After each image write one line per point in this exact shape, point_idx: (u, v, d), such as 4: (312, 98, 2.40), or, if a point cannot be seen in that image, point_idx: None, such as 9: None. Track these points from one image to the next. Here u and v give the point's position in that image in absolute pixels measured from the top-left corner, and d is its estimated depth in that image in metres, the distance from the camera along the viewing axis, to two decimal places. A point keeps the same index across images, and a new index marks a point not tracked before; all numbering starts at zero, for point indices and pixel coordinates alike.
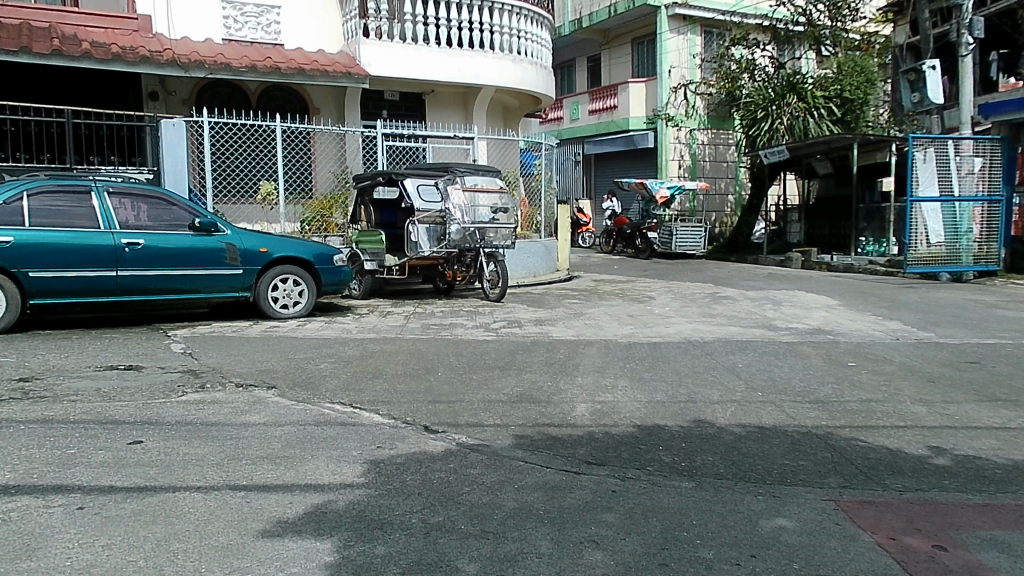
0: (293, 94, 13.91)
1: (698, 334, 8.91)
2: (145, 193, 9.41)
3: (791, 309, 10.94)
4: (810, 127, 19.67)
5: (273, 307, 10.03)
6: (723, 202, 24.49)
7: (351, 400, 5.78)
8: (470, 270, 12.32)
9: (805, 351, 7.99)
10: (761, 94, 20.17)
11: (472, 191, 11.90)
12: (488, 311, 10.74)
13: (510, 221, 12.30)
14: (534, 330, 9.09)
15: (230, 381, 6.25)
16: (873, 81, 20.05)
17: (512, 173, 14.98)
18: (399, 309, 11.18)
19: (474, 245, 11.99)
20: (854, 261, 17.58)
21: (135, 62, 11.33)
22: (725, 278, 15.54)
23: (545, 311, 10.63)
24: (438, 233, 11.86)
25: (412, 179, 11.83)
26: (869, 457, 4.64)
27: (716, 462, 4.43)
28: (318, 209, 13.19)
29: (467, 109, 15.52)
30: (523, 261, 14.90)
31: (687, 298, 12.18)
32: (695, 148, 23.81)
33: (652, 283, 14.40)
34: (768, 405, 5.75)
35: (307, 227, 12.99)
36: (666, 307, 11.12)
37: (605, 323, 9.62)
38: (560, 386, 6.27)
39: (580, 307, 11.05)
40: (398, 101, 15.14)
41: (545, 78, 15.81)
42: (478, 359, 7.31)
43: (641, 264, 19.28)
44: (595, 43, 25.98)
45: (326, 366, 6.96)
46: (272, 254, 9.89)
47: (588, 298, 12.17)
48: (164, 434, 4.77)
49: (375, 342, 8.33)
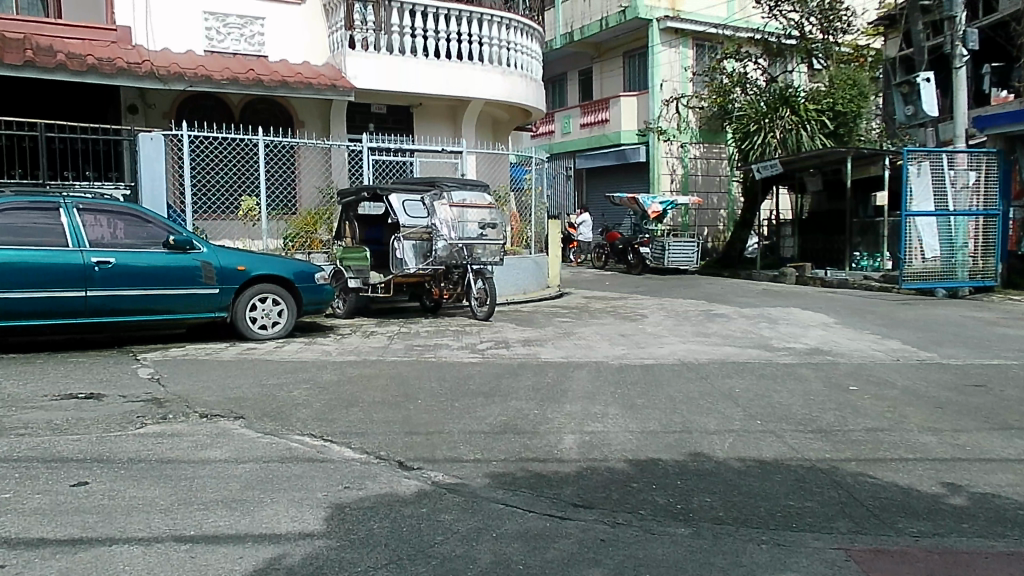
0: (277, 107, 13.58)
1: (693, 355, 8.56)
2: (118, 209, 9.01)
3: (788, 327, 10.62)
4: (802, 141, 19.53)
5: (251, 328, 9.61)
6: (715, 216, 24.27)
7: (322, 431, 5.38)
8: (457, 287, 11.89)
9: (804, 373, 7.65)
10: (753, 108, 20.03)
11: (461, 206, 11.60)
12: (475, 331, 10.37)
13: (499, 237, 11.95)
14: (522, 352, 8.73)
15: (194, 411, 5.85)
16: (865, 95, 19.94)
17: (501, 188, 14.71)
18: (384, 328, 10.79)
19: (461, 262, 11.61)
20: (849, 276, 17.32)
21: (112, 74, 10.99)
22: (719, 295, 15.24)
23: (533, 330, 10.27)
24: (424, 250, 11.51)
25: (397, 195, 11.56)
26: (879, 497, 4.29)
27: (714, 504, 4.07)
28: (301, 225, 12.78)
29: (456, 122, 15.24)
30: (512, 278, 14.56)
31: (681, 316, 11.85)
32: (687, 162, 23.63)
33: (645, 300, 14.08)
34: (769, 436, 5.39)
35: (290, 243, 12.62)
36: (659, 326, 10.77)
37: (596, 343, 9.25)
38: (547, 414, 5.89)
39: (570, 326, 10.69)
40: (385, 114, 14.84)
41: (535, 90, 15.57)
42: (461, 384, 6.93)
43: (634, 280, 18.98)
44: (587, 56, 25.89)
45: (300, 392, 6.57)
46: (250, 272, 9.49)
47: (579, 317, 11.81)
48: (111, 475, 4.37)
49: (355, 365, 7.94)
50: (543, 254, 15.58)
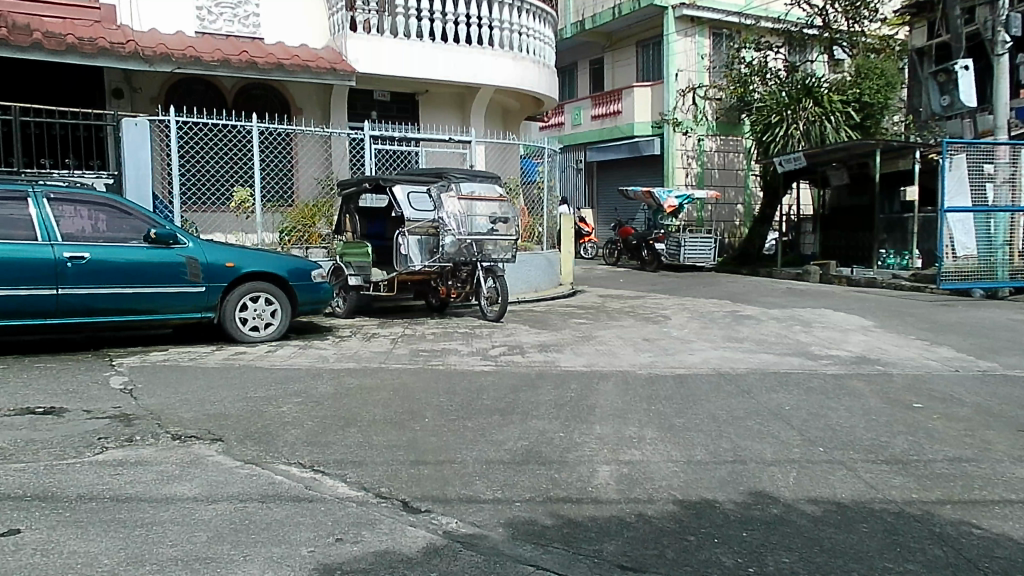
0: (274, 93, 12.77)
1: (728, 364, 7.72)
2: (95, 200, 8.24)
3: (825, 332, 9.75)
4: (827, 133, 18.56)
5: (241, 329, 8.81)
6: (732, 212, 23.35)
7: (313, 460, 4.58)
8: (466, 285, 11.09)
9: (858, 386, 6.81)
10: (774, 98, 19.10)
11: (470, 199, 10.83)
12: (486, 334, 9.55)
13: (511, 232, 11.12)
14: (539, 359, 7.91)
15: (165, 432, 5.07)
16: (893, 85, 18.95)
17: (512, 180, 13.88)
18: (387, 330, 10.00)
19: (470, 259, 10.78)
20: (876, 275, 16.43)
21: (93, 54, 10.24)
22: (742, 294, 14.40)
23: (549, 334, 9.45)
24: (430, 246, 10.75)
25: (402, 186, 10.78)
26: (995, 555, 3.47)
27: (795, 568, 3.27)
28: (299, 218, 11.97)
29: (464, 110, 14.41)
30: (523, 275, 13.74)
31: (706, 318, 10.99)
32: (703, 156, 22.70)
33: (664, 299, 13.24)
34: (839, 470, 4.56)
35: (287, 238, 11.80)
36: (685, 329, 9.93)
37: (619, 349, 8.42)
38: (574, 438, 5.08)
39: (588, 329, 9.87)
40: (389, 101, 14.00)
41: (548, 77, 14.71)
42: (473, 399, 6.12)
43: (649, 278, 18.13)
44: (598, 46, 24.98)
45: (291, 408, 5.77)
46: (240, 269, 8.71)
47: (597, 318, 10.97)
48: (51, 523, 3.59)
49: (354, 373, 7.14)
50: (555, 250, 14.76)
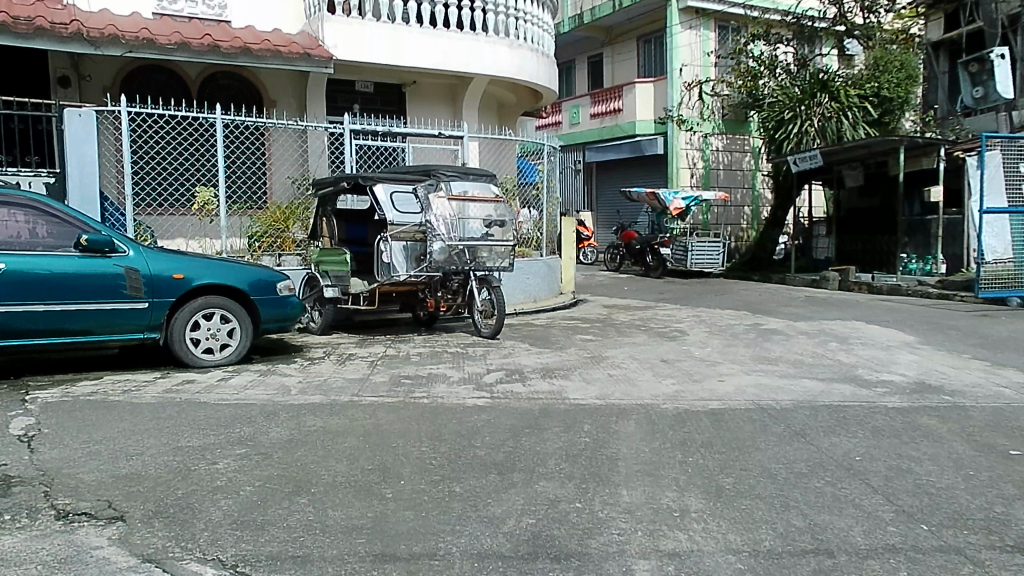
0: (243, 83, 11.59)
1: (768, 393, 6.50)
2: (18, 200, 6.93)
3: (868, 351, 8.53)
4: (844, 129, 17.33)
5: (193, 352, 7.52)
6: (739, 214, 22.14)
7: (239, 557, 3.31)
8: (457, 298, 9.91)
9: (934, 424, 5.59)
10: (786, 94, 17.92)
11: (462, 199, 9.57)
12: (480, 355, 8.29)
13: (507, 238, 9.84)
14: (542, 389, 6.64)
15: (49, 508, 3.81)
16: (914, 78, 17.79)
17: (507, 180, 12.73)
18: (366, 349, 8.74)
19: (462, 267, 9.54)
20: (901, 283, 15.25)
21: (29, 35, 8.95)
22: (759, 304, 13.20)
23: (552, 355, 8.20)
24: (417, 252, 9.47)
25: (384, 185, 9.55)
26: None
27: None
28: (270, 221, 10.68)
29: (455, 103, 13.18)
30: (521, 284, 12.51)
31: (727, 333, 9.75)
32: (709, 154, 21.52)
33: (677, 310, 12.02)
34: (962, 565, 3.33)
35: (256, 244, 10.55)
36: (706, 348, 8.69)
37: (637, 375, 7.17)
38: (595, 511, 3.83)
39: (597, 348, 8.62)
40: (373, 92, 12.74)
41: (547, 68, 13.50)
42: (464, 449, 4.87)
43: (655, 286, 16.92)
44: (597, 41, 23.82)
45: (228, 465, 4.50)
46: (191, 281, 7.43)
47: (605, 334, 9.72)
48: None
49: (319, 410, 5.87)
50: (555, 256, 13.53)
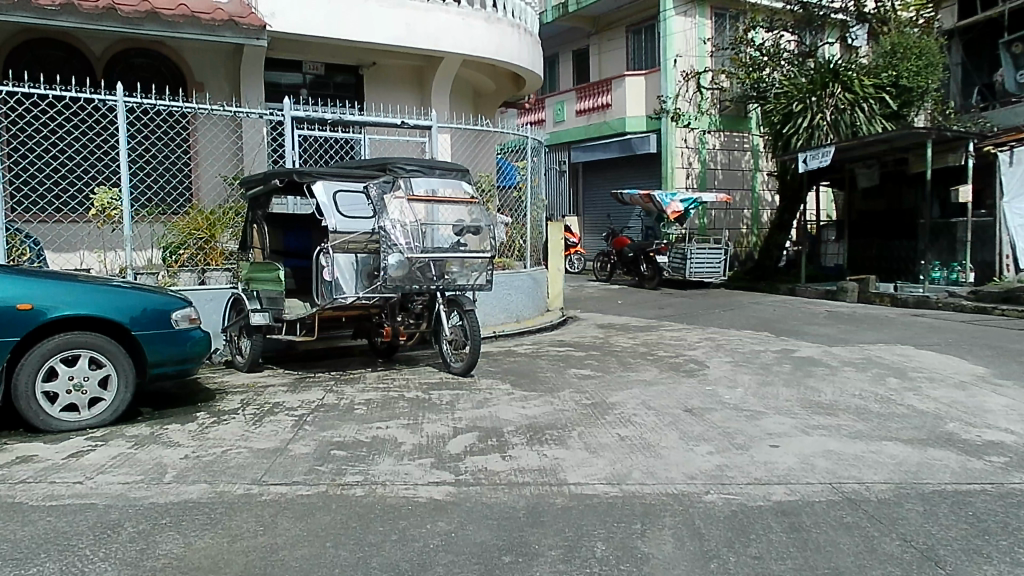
0: (164, 62, 9.58)
1: (847, 471, 4.60)
2: None
3: (943, 392, 6.69)
4: (859, 123, 15.48)
5: (47, 410, 5.42)
6: (739, 218, 20.38)
7: None
8: (421, 324, 7.85)
9: None
10: (793, 84, 16.15)
11: (429, 201, 7.70)
12: (446, 406, 6.29)
13: (484, 248, 7.83)
14: (529, 467, 4.66)
15: None
16: (936, 66, 15.97)
17: (484, 177, 10.81)
18: (300, 395, 6.72)
19: (426, 285, 7.44)
20: (930, 294, 13.51)
21: None
22: (778, 321, 11.39)
23: (541, 405, 6.23)
24: (371, 267, 7.51)
25: (326, 182, 7.58)
26: None
27: None
28: (189, 229, 8.64)
29: (424, 89, 11.24)
30: (501, 301, 10.56)
31: (757, 366, 7.85)
32: (705, 153, 19.75)
33: (686, 332, 10.15)
34: None
35: (171, 257, 8.53)
36: (738, 391, 6.77)
37: (659, 439, 5.23)
38: None
39: (599, 392, 6.65)
40: (324, 75, 10.84)
41: (530, 47, 11.62)
42: None
43: (652, 298, 15.06)
44: (582, 32, 22.05)
45: None
46: (45, 313, 5.40)
47: (606, 368, 7.81)
48: None
49: (190, 518, 3.84)
50: (541, 267, 11.59)
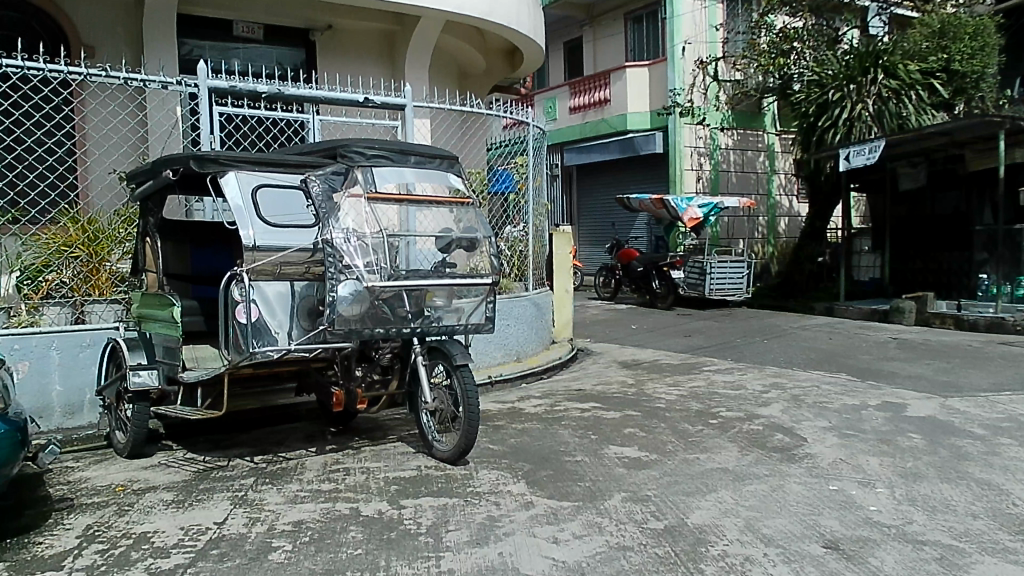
0: (37, 17, 7.41)
1: None
2: None
3: None
4: (907, 115, 13.25)
5: None
6: (754, 225, 18.13)
7: None
8: (389, 384, 5.34)
9: None
10: (826, 70, 13.93)
11: (401, 200, 5.23)
12: (426, 539, 3.77)
13: (479, 268, 5.33)
14: None
15: None
16: (990, 48, 13.84)
17: (475, 175, 8.35)
18: (188, 515, 4.13)
19: (395, 329, 4.91)
20: (1003, 314, 11.27)
21: None
22: (845, 355, 9.04)
23: (585, 537, 3.75)
24: (313, 302, 4.98)
25: (242, 173, 5.08)
26: None
27: None
28: (55, 243, 6.06)
29: (396, 61, 8.91)
30: (497, 336, 8.09)
31: (875, 439, 5.45)
32: (717, 154, 17.50)
33: (739, 376, 7.75)
34: None
35: (28, 285, 6.00)
36: (881, 494, 4.34)
37: None
38: None
39: (669, 503, 4.20)
40: (263, 42, 8.41)
41: (530, 11, 9.21)
42: None
43: (672, 322, 12.68)
44: (575, 21, 19.79)
45: None
46: None
47: (659, 444, 5.36)
48: None
49: None
50: (545, 289, 9.15)
